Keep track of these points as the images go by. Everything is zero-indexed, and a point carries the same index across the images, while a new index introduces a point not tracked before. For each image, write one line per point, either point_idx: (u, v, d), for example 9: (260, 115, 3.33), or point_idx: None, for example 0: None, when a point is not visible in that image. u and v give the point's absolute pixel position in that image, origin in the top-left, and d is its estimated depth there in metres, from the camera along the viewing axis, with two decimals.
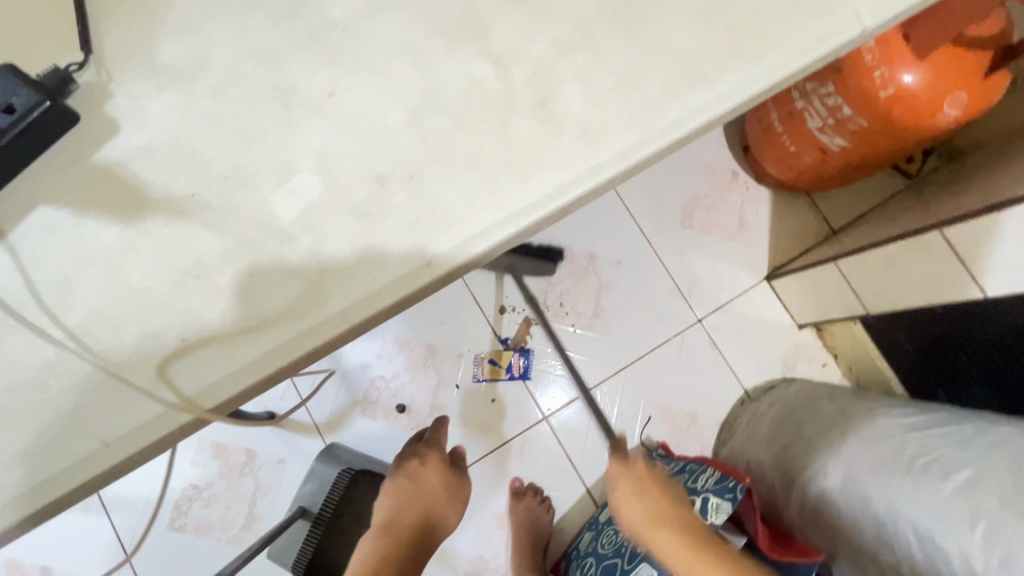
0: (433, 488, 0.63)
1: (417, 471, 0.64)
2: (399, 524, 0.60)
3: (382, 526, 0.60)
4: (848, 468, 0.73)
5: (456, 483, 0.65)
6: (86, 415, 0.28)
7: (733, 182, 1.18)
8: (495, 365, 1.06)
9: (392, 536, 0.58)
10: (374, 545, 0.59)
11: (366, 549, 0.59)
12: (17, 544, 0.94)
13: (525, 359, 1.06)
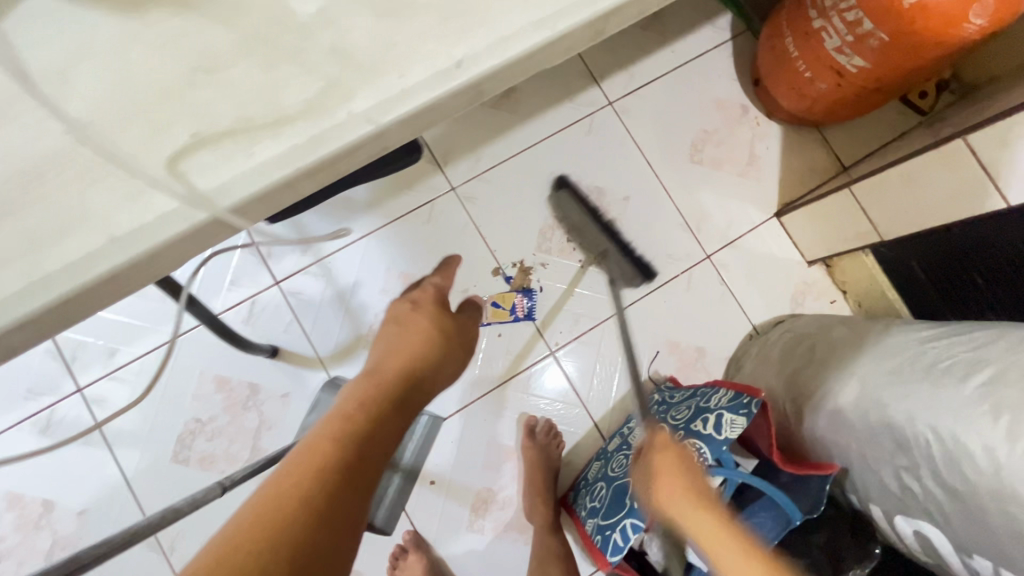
0: (426, 328, 0.67)
1: (411, 315, 0.69)
2: (391, 359, 0.63)
3: (374, 368, 0.62)
4: (864, 381, 0.72)
5: (446, 325, 0.69)
6: (92, 209, 0.25)
7: (743, 117, 1.15)
8: (498, 307, 1.04)
9: (384, 367, 0.62)
10: (363, 380, 0.60)
11: (356, 383, 0.60)
12: (19, 476, 0.93)
13: (529, 300, 1.05)
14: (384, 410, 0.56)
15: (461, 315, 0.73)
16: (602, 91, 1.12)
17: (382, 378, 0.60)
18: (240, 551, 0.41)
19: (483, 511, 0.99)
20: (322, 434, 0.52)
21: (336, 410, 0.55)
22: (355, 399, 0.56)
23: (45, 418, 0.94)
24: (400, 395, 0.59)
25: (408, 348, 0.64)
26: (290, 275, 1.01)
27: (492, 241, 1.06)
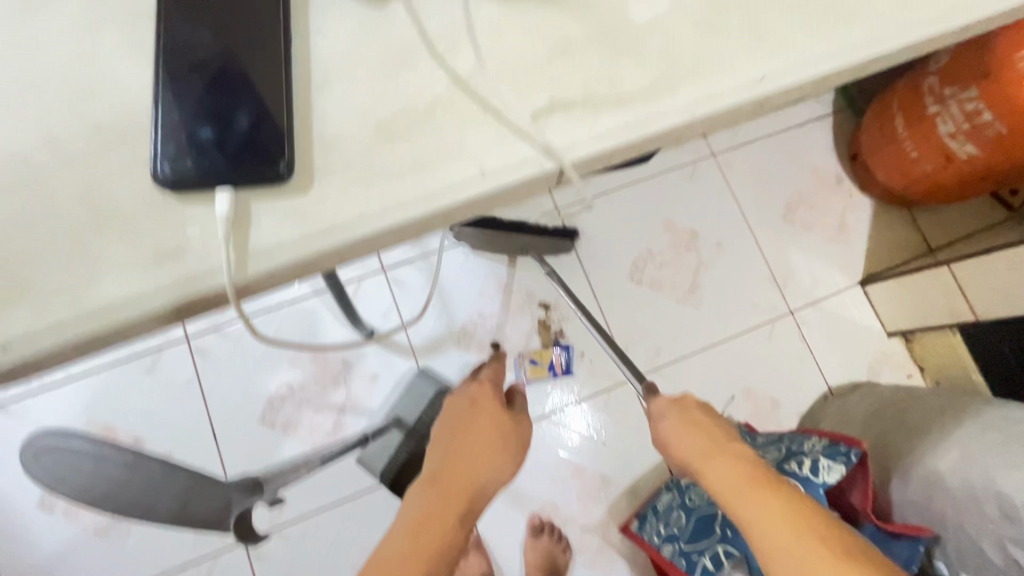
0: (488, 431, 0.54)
1: (472, 414, 0.57)
2: (455, 466, 0.50)
3: (432, 475, 0.50)
4: (966, 449, 0.74)
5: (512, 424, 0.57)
6: (468, 145, 0.31)
7: (838, 187, 1.20)
8: (536, 364, 1.05)
9: (442, 475, 0.49)
10: (418, 494, 0.48)
11: (410, 502, 0.48)
12: (115, 410, 0.96)
13: (566, 354, 1.05)
14: (446, 546, 0.46)
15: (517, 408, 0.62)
16: (707, 142, 1.19)
17: (442, 496, 0.48)
18: None
19: (541, 522, 0.99)
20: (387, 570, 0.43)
21: (393, 548, 0.45)
22: (413, 522, 0.46)
23: (151, 360, 0.99)
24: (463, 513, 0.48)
25: (472, 451, 0.52)
26: (396, 264, 1.07)
27: (588, 263, 1.11)
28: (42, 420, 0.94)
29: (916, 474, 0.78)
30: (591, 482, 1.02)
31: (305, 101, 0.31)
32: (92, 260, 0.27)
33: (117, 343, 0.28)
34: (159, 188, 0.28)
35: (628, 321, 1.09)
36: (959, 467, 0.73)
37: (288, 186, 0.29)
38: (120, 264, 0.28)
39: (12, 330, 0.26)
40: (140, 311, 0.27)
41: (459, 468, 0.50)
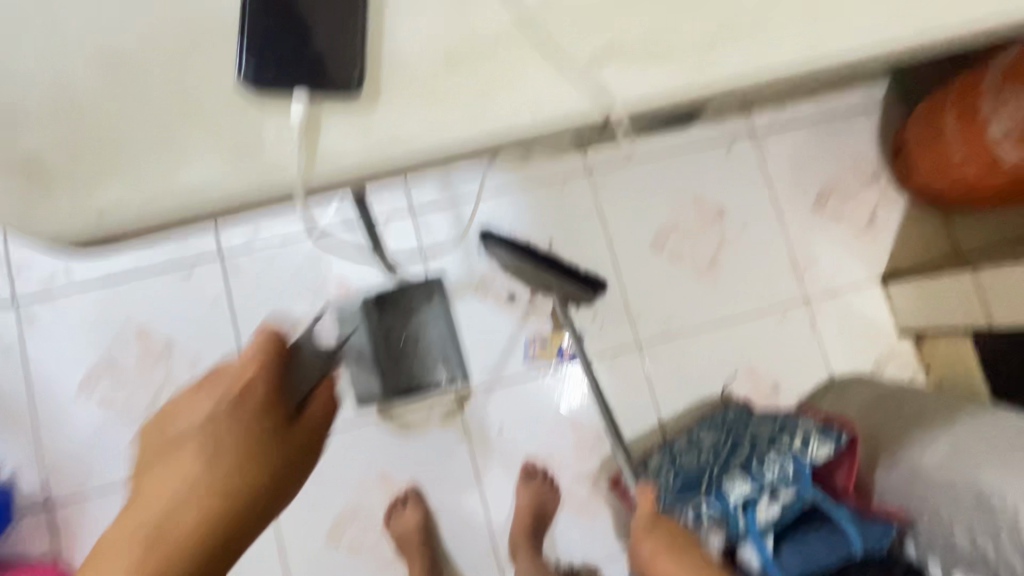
0: (185, 478, 0.42)
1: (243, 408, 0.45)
2: (148, 487, 0.42)
3: (158, 524, 0.41)
4: (954, 444, 0.76)
5: (170, 452, 0.43)
6: (528, 77, 0.35)
7: (873, 181, 1.19)
8: (546, 346, 1.07)
9: (171, 530, 0.41)
10: (130, 562, 0.40)
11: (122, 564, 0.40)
12: (149, 313, 1.03)
13: (575, 343, 1.08)
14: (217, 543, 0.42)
15: (250, 419, 0.45)
16: (748, 120, 1.18)
17: (168, 553, 0.40)
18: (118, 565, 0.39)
19: (535, 468, 1.05)
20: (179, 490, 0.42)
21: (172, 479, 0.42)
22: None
23: (186, 270, 1.04)
24: (161, 530, 0.41)
25: (155, 493, 0.42)
26: (424, 206, 1.09)
27: (610, 228, 1.12)
28: (85, 313, 1.01)
29: (902, 465, 0.81)
30: (586, 436, 1.07)
31: (373, 27, 0.35)
32: (180, 147, 0.32)
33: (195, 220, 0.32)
34: (243, 89, 0.33)
35: (643, 289, 1.11)
36: (946, 462, 0.75)
37: (356, 100, 0.34)
38: (206, 152, 0.32)
39: (111, 197, 0.31)
40: (223, 194, 0.32)
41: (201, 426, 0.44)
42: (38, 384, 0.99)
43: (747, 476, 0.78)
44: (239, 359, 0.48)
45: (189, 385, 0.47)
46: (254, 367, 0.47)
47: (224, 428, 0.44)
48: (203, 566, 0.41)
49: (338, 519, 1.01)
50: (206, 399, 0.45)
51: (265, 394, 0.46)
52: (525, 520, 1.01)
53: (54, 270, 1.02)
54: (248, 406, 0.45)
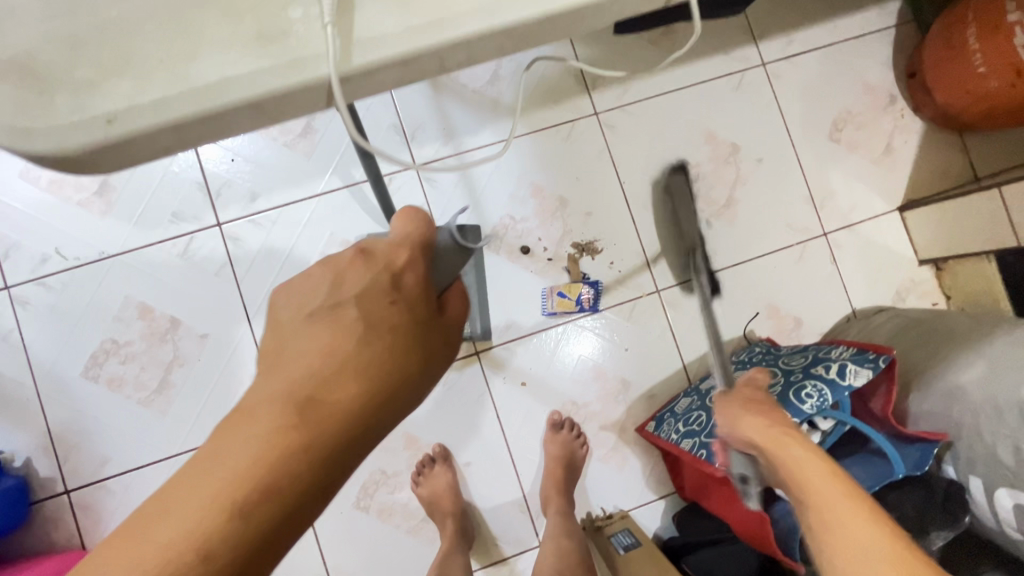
0: (337, 352, 0.35)
1: (396, 291, 0.38)
2: (288, 351, 0.35)
3: (305, 398, 0.34)
4: (993, 362, 0.75)
5: (314, 323, 0.35)
6: None
7: (889, 107, 1.15)
8: (564, 298, 1.04)
9: (323, 406, 0.34)
10: (275, 434, 0.32)
11: (262, 434, 0.32)
12: (150, 290, 0.98)
13: (593, 291, 1.05)
14: (336, 451, 0.34)
15: (405, 303, 0.38)
16: (758, 50, 1.13)
17: (319, 426, 0.33)
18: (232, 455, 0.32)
19: (560, 418, 1.03)
20: (307, 369, 0.34)
21: (302, 355, 0.35)
22: (245, 492, 0.31)
23: (185, 243, 1.00)
24: (308, 403, 0.33)
25: (300, 360, 0.34)
26: (428, 160, 1.04)
27: (623, 172, 1.08)
28: (83, 294, 0.97)
29: (937, 387, 0.80)
30: (610, 386, 1.05)
31: None
32: (189, 41, 0.31)
33: (200, 127, 0.32)
34: None
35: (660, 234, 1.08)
36: (985, 380, 0.74)
37: None
38: (215, 49, 0.31)
39: (113, 104, 0.30)
40: (229, 99, 0.31)
41: (343, 304, 0.36)
42: (42, 370, 0.95)
43: (785, 406, 0.77)
44: (386, 239, 0.40)
45: (327, 259, 0.38)
46: (408, 251, 0.40)
47: (379, 309, 0.37)
48: (342, 456, 0.34)
49: (367, 485, 1.00)
50: (361, 271, 0.37)
51: (416, 281, 0.39)
52: (558, 469, 0.99)
53: (44, 252, 0.97)
54: (405, 289, 0.38)
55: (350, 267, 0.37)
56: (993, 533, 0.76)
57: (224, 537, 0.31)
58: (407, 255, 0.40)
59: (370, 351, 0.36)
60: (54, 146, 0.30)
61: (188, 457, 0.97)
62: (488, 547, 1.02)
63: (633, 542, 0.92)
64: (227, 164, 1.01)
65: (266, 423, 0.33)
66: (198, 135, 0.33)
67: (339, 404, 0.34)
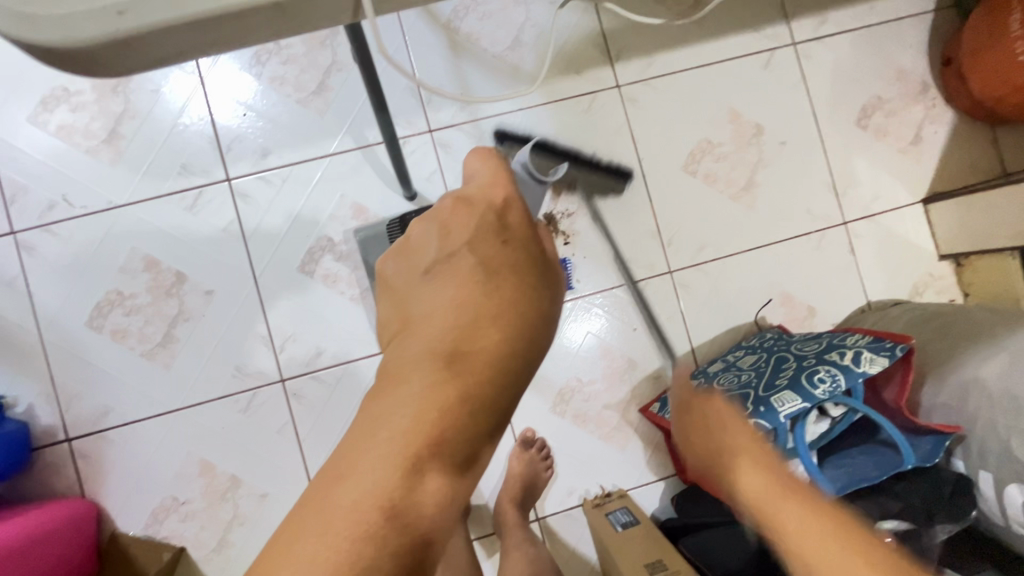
0: (468, 301, 0.39)
1: (496, 231, 0.41)
2: (419, 311, 0.39)
3: (450, 348, 0.37)
4: (1015, 356, 0.73)
5: (440, 279, 0.40)
6: None
7: (921, 95, 1.11)
8: None
9: (470, 352, 0.37)
10: (433, 383, 0.35)
11: (423, 386, 0.35)
12: (157, 242, 0.97)
13: (563, 270, 1.03)
14: (489, 395, 0.37)
15: (515, 244, 0.41)
16: (789, 29, 1.09)
17: (473, 370, 0.37)
18: (402, 413, 0.35)
19: (532, 436, 1.01)
20: (444, 321, 0.38)
21: (438, 311, 0.39)
22: (420, 442, 0.34)
23: (194, 197, 0.98)
24: (458, 354, 0.37)
25: (437, 318, 0.38)
26: (443, 125, 1.02)
27: (642, 149, 1.06)
28: (89, 243, 0.96)
29: (953, 380, 0.79)
30: (617, 364, 1.04)
31: None
32: None
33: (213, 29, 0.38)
34: None
35: (677, 213, 1.06)
36: (1004, 375, 0.73)
37: None
38: None
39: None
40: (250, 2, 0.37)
41: (461, 254, 0.40)
42: (46, 317, 0.95)
43: (796, 390, 0.75)
44: (475, 182, 0.43)
45: (430, 216, 0.42)
46: (500, 190, 0.42)
47: (492, 252, 0.41)
48: (495, 397, 0.37)
49: None
50: (466, 218, 0.41)
51: (521, 218, 0.42)
52: (519, 485, 0.97)
53: (51, 199, 0.96)
54: (509, 229, 0.41)
55: (450, 219, 0.42)
56: (1000, 530, 0.75)
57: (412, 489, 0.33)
58: (501, 199, 0.42)
59: (497, 293, 0.39)
60: (63, 34, 0.35)
61: (189, 413, 0.96)
62: (485, 519, 1.02)
63: (632, 520, 0.89)
64: (239, 119, 0.99)
65: (426, 377, 0.36)
66: (207, 37, 0.39)
67: (482, 351, 0.37)
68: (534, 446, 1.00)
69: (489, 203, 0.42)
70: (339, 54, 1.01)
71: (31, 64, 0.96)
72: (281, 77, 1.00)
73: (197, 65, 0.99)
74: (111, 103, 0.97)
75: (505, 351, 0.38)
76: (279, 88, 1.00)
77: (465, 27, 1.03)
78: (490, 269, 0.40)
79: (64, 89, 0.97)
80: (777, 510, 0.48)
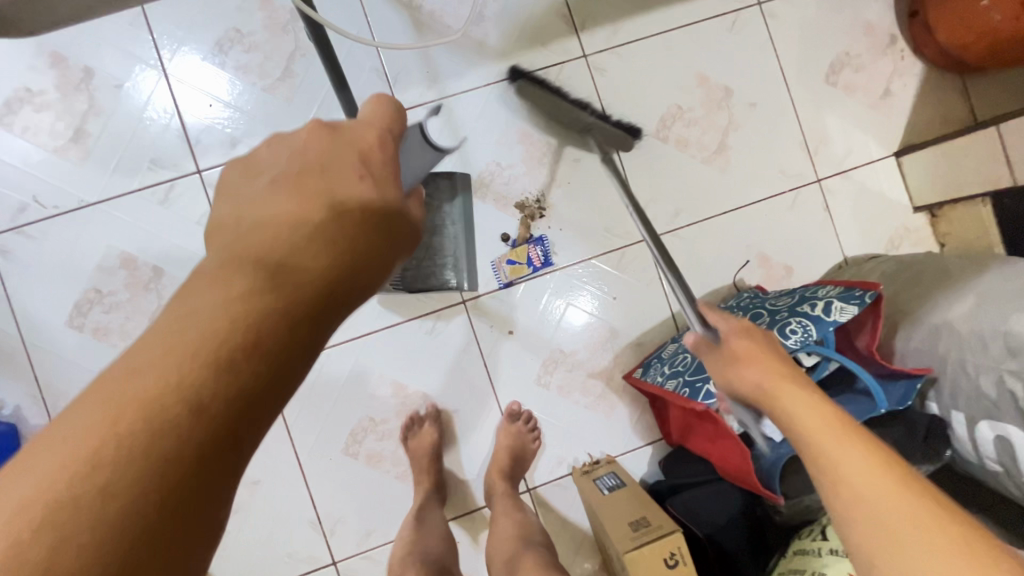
0: (302, 217, 0.36)
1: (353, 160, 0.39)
2: (252, 217, 0.36)
3: (271, 261, 0.34)
4: (982, 297, 0.74)
5: (277, 190, 0.37)
6: None
7: (889, 49, 1.11)
8: (515, 265, 1.02)
9: (289, 269, 0.34)
10: (241, 289, 0.33)
11: (228, 292, 0.33)
12: (133, 238, 0.97)
13: (542, 248, 1.03)
14: (299, 319, 0.34)
15: (370, 177, 0.39)
16: None
17: (287, 286, 0.34)
18: (201, 319, 0.31)
19: (518, 410, 1.02)
20: (268, 235, 0.35)
21: (264, 222, 0.36)
22: (207, 343, 0.31)
23: (165, 191, 0.98)
24: (278, 272, 0.34)
25: (262, 231, 0.36)
26: (412, 106, 1.02)
27: (613, 118, 1.05)
28: (63, 243, 0.96)
29: (924, 325, 0.80)
30: (599, 334, 1.05)
31: None
32: None
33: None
34: None
35: (650, 181, 1.06)
36: (972, 317, 0.74)
37: None
38: None
39: None
40: None
41: (307, 171, 0.38)
42: (27, 320, 0.95)
43: None
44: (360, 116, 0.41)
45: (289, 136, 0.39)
46: (376, 129, 0.41)
47: (342, 177, 0.38)
48: (300, 321, 0.34)
49: (355, 432, 1.00)
50: (322, 143, 0.39)
51: (385, 158, 0.40)
52: (507, 458, 0.98)
53: (23, 201, 0.95)
54: (369, 166, 0.39)
55: (308, 140, 0.39)
56: (975, 468, 0.76)
57: (200, 407, 0.30)
58: (366, 134, 0.40)
59: (331, 214, 0.36)
60: None
61: None
62: (463, 498, 1.03)
63: (619, 483, 0.90)
64: (205, 110, 0.99)
65: (233, 283, 0.33)
66: None
67: (301, 269, 0.35)
68: (523, 421, 1.01)
69: (353, 136, 0.40)
70: (302, 39, 1.00)
71: None
72: (244, 65, 0.99)
73: (158, 58, 0.98)
74: (75, 101, 0.97)
75: (325, 270, 0.35)
76: (243, 77, 0.99)
77: (426, 5, 1.02)
78: (332, 188, 0.37)
79: (26, 90, 0.96)
80: (846, 452, 0.48)
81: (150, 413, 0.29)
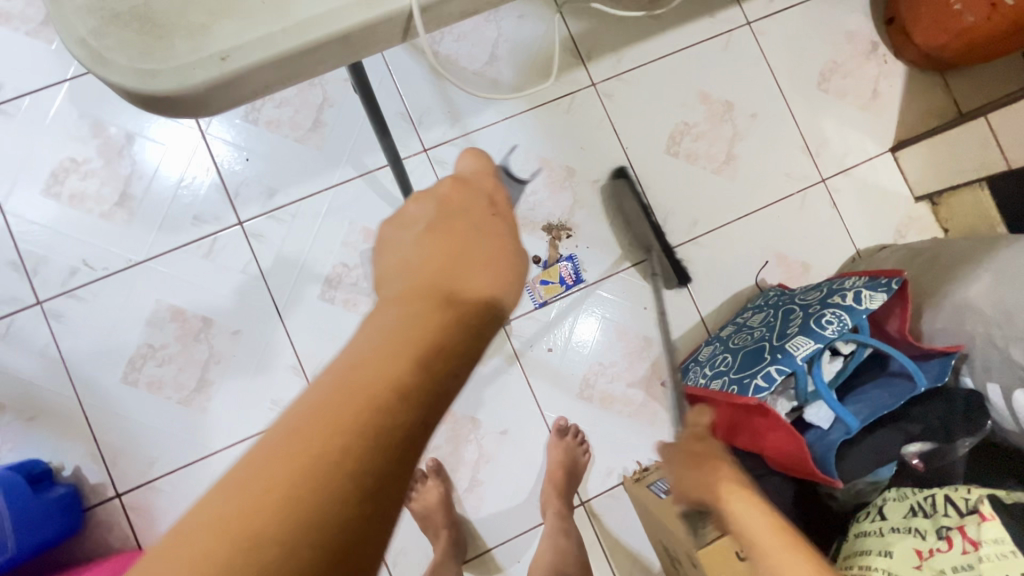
0: (460, 250, 0.40)
1: (488, 206, 0.44)
2: (413, 254, 0.40)
3: (445, 288, 0.37)
4: (999, 274, 0.79)
5: (430, 232, 0.41)
6: None
7: (872, 54, 1.19)
8: (549, 284, 1.07)
9: (460, 292, 0.37)
10: (424, 311, 0.35)
11: (411, 313, 0.35)
12: (180, 290, 1.01)
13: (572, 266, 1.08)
14: (469, 341, 0.36)
15: (504, 217, 0.44)
16: (741, 11, 1.17)
17: (461, 308, 0.36)
18: (392, 339, 0.33)
19: (565, 425, 1.05)
20: (435, 267, 0.39)
21: (426, 258, 0.39)
22: (405, 361, 0.32)
23: (209, 244, 1.02)
24: (450, 296, 0.37)
25: (426, 261, 0.39)
26: (437, 144, 1.08)
27: (625, 138, 1.12)
28: (113, 302, 0.99)
29: (946, 305, 0.85)
30: (634, 343, 1.09)
31: None
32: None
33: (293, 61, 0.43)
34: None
35: (667, 194, 1.12)
36: (992, 293, 0.79)
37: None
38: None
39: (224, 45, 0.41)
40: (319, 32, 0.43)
41: (455, 215, 0.42)
42: (82, 380, 0.97)
43: (807, 334, 0.81)
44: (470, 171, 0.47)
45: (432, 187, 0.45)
46: (491, 178, 0.47)
47: (485, 219, 0.43)
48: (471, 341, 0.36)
49: None
50: (463, 192, 0.45)
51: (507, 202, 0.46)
52: (561, 471, 1.01)
53: (73, 265, 0.99)
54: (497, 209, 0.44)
55: (450, 192, 0.44)
56: (1016, 436, 0.80)
57: (396, 413, 0.31)
58: (487, 184, 0.46)
59: (481, 247, 0.40)
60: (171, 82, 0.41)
61: (231, 452, 0.99)
62: (488, 540, 1.03)
63: None
64: (242, 164, 1.04)
65: (414, 308, 0.35)
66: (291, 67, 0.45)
67: (470, 295, 0.38)
68: (571, 436, 1.04)
69: (479, 189, 0.46)
70: (329, 91, 1.06)
71: (39, 140, 1.00)
72: (276, 119, 1.05)
73: (195, 119, 1.03)
74: (118, 166, 1.01)
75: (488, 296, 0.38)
76: (275, 130, 1.04)
77: (443, 50, 1.09)
78: (478, 228, 0.42)
79: (71, 160, 1.01)
80: None
81: (358, 428, 0.30)
